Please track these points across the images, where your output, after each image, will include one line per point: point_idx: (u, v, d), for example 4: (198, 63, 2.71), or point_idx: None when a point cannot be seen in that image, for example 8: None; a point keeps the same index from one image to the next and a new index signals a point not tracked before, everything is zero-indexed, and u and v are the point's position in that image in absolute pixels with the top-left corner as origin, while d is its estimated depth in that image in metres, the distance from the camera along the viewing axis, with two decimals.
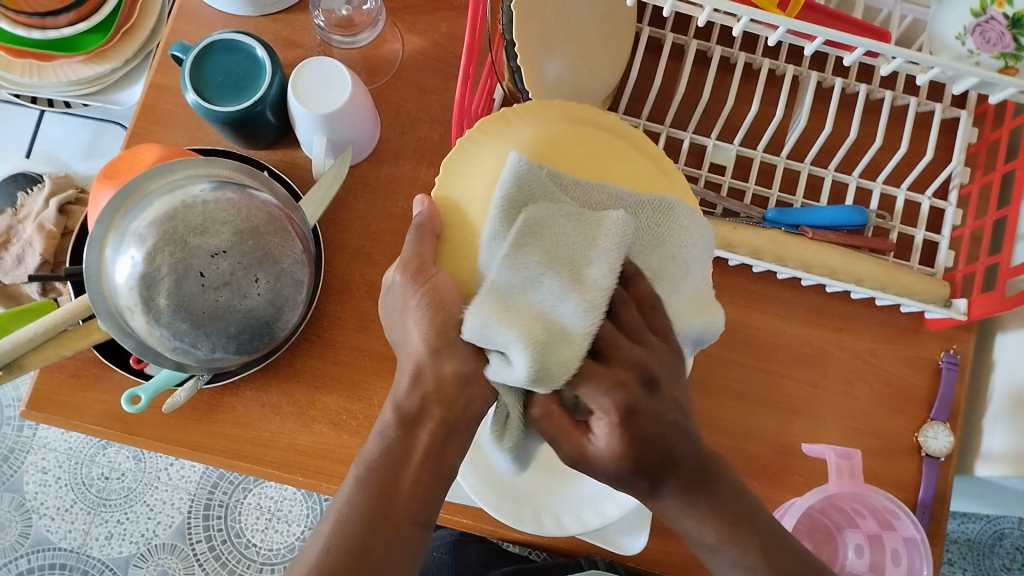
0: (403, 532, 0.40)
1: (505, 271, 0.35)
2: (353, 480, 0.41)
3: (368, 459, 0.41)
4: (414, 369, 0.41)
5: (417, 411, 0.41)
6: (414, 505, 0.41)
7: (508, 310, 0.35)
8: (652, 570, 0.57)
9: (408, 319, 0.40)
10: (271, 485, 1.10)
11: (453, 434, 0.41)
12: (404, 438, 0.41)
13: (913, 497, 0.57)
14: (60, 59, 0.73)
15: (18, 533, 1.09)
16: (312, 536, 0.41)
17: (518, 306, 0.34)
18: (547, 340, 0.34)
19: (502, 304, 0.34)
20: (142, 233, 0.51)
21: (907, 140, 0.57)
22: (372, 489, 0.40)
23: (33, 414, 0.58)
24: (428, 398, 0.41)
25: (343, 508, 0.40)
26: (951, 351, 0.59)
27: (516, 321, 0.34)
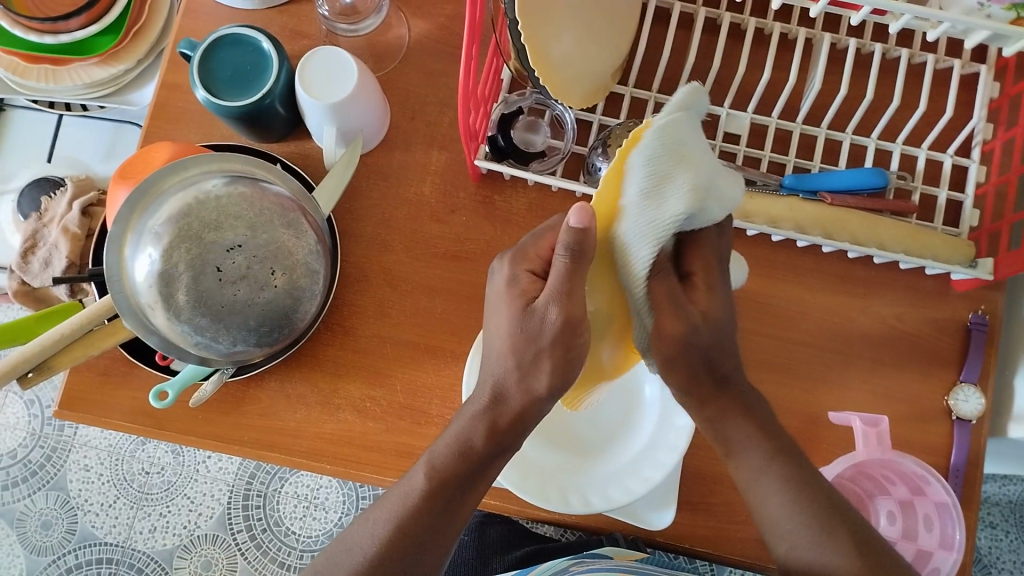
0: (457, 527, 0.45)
1: (674, 124, 0.38)
2: (421, 480, 0.45)
3: (446, 464, 0.44)
4: (502, 387, 0.43)
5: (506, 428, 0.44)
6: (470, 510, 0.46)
7: (683, 163, 0.38)
8: (681, 545, 0.57)
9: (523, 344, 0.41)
10: (307, 473, 1.12)
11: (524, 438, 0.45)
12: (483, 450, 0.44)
13: (945, 462, 0.57)
14: (74, 62, 0.74)
15: (64, 530, 1.11)
16: (363, 532, 0.45)
17: (687, 151, 0.38)
18: (708, 184, 0.38)
19: (676, 146, 0.38)
20: (158, 231, 0.51)
21: (926, 98, 0.56)
22: (439, 492, 0.44)
23: (65, 413, 0.59)
24: (520, 418, 0.44)
25: (405, 512, 0.44)
26: (980, 311, 0.58)
27: (689, 159, 0.38)
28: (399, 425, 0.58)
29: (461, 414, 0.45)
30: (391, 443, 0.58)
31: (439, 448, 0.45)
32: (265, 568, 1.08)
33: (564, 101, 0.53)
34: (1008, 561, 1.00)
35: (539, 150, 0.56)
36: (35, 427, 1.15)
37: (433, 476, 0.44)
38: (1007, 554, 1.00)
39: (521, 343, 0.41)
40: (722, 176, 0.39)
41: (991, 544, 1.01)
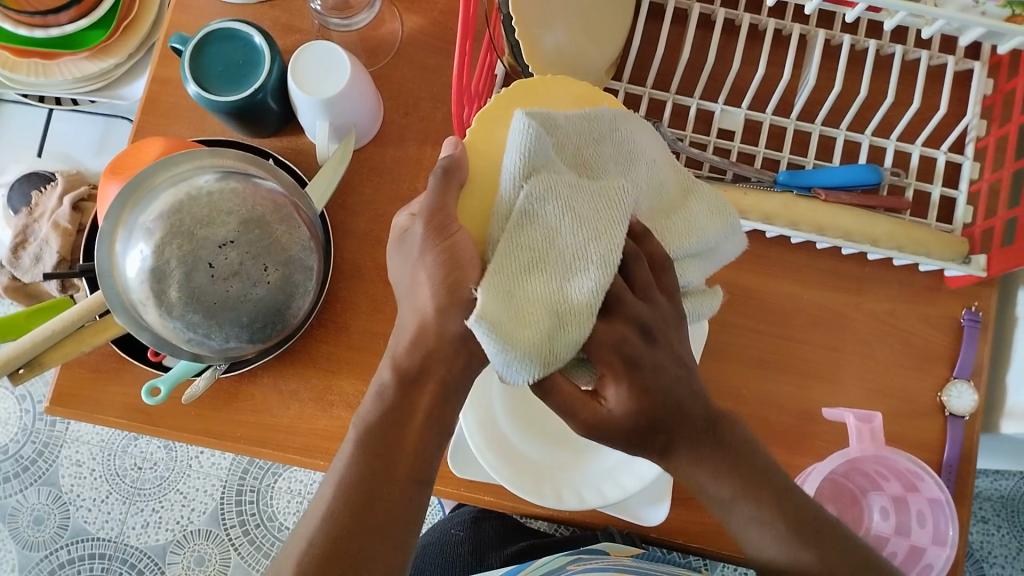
0: (404, 488, 0.41)
1: (492, 286, 0.35)
2: (351, 443, 0.41)
3: (368, 422, 0.41)
4: (417, 328, 0.40)
5: (417, 372, 0.41)
6: (414, 464, 0.42)
7: (520, 306, 0.36)
8: (675, 540, 0.57)
9: (420, 275, 0.40)
10: (300, 469, 1.11)
11: (452, 396, 0.41)
12: (405, 397, 0.41)
13: (937, 458, 0.57)
14: (64, 56, 0.74)
15: (57, 525, 1.11)
16: (308, 515, 0.42)
17: (522, 308, 0.36)
18: (551, 330, 0.36)
19: (501, 309, 0.35)
20: (149, 226, 0.51)
21: (920, 95, 0.55)
22: (373, 451, 0.41)
23: (57, 410, 0.59)
24: (429, 358, 0.40)
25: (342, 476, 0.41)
26: (973, 308, 0.58)
27: (521, 316, 0.35)
28: None
29: (378, 373, 0.42)
30: None
31: (364, 409, 0.42)
32: (258, 564, 1.08)
33: None
34: (999, 555, 1.01)
35: None
36: (26, 423, 1.15)
37: (357, 436, 0.41)
38: (999, 549, 1.01)
39: (415, 276, 0.40)
40: (569, 288, 0.36)
41: (983, 538, 1.01)
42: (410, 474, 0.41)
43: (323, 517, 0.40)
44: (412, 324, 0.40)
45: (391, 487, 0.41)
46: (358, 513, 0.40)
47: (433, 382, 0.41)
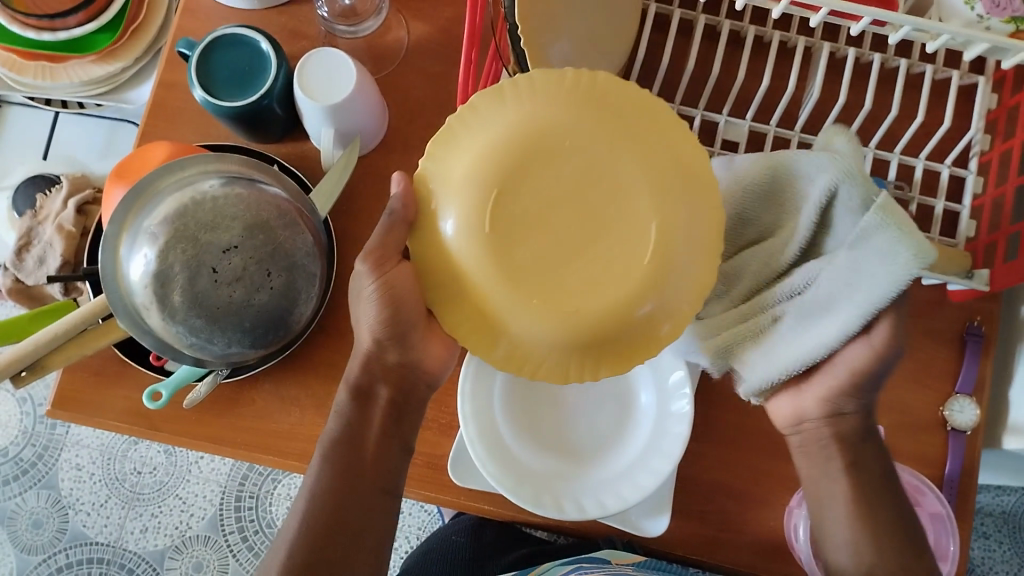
0: (375, 498, 0.50)
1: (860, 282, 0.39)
2: (318, 459, 0.50)
3: (331, 438, 0.50)
4: (362, 357, 0.50)
5: (366, 386, 0.50)
6: (378, 474, 0.50)
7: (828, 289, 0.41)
8: (675, 552, 0.57)
9: (359, 306, 0.48)
10: (299, 475, 1.11)
11: (400, 410, 0.51)
12: (359, 412, 0.50)
13: (939, 472, 0.57)
14: (70, 59, 0.74)
15: (55, 529, 1.11)
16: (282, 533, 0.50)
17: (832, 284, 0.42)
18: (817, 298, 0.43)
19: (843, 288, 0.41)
20: (153, 231, 0.51)
21: (924, 109, 0.55)
22: (340, 465, 0.49)
23: (57, 412, 0.58)
24: (379, 377, 0.50)
25: (311, 489, 0.49)
26: (976, 322, 0.58)
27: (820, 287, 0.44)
28: None
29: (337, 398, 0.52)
30: None
31: (327, 432, 0.51)
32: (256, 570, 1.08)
33: None
34: (1001, 571, 1.00)
35: None
36: (26, 426, 1.14)
37: (323, 448, 0.50)
38: (1000, 565, 1.00)
39: (358, 303, 0.48)
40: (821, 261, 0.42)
41: (983, 554, 1.01)
42: (377, 479, 0.50)
43: (302, 516, 0.48)
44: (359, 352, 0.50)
45: (362, 485, 0.50)
46: (333, 513, 0.48)
47: (382, 394, 0.51)
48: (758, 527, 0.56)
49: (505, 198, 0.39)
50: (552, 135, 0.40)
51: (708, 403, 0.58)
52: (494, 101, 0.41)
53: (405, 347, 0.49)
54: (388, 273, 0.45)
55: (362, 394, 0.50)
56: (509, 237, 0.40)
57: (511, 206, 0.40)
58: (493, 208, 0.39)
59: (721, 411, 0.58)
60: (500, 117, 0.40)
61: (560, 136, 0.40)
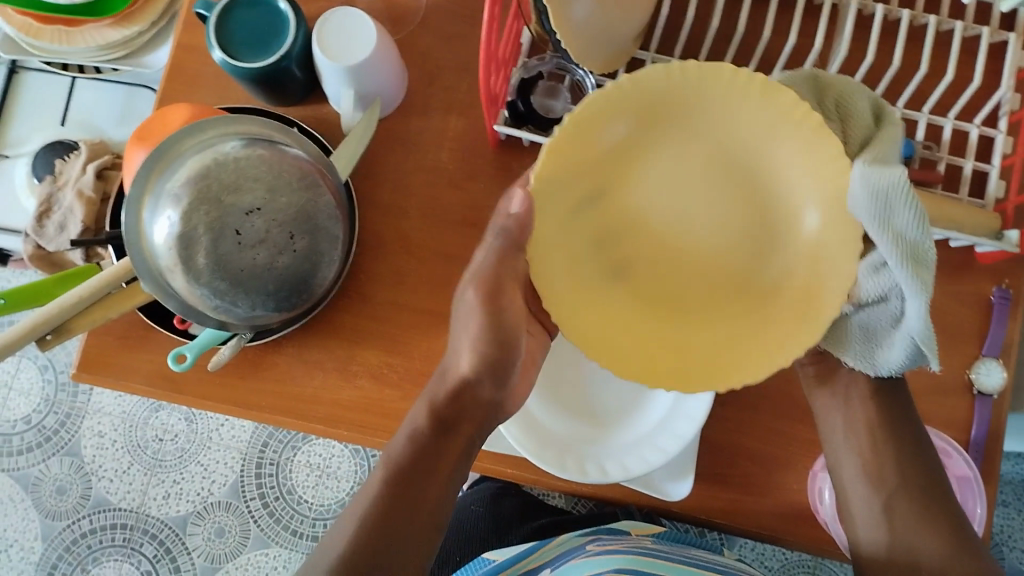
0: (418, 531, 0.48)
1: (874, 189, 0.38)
2: (382, 478, 0.48)
3: (398, 462, 0.48)
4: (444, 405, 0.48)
5: (450, 420, 0.49)
6: (433, 508, 0.48)
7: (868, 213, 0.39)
8: (696, 515, 0.57)
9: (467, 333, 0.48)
10: (320, 442, 1.12)
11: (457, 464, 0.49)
12: (437, 442, 0.48)
13: (963, 435, 0.56)
14: (87, 23, 0.74)
15: (79, 495, 1.12)
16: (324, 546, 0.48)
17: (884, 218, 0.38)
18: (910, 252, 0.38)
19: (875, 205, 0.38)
20: (176, 193, 0.51)
21: (954, 66, 0.55)
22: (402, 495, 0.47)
23: (82, 375, 0.59)
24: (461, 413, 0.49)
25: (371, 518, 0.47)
26: (1003, 285, 0.57)
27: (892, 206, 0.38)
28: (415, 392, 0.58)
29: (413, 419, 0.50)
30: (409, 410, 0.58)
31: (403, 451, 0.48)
32: (278, 536, 1.09)
33: (582, 62, 0.53)
34: (1020, 539, 1.00)
35: (558, 116, 0.56)
36: (48, 393, 1.16)
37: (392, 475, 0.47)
38: (1019, 533, 1.00)
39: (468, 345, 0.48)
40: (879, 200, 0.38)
41: (1003, 522, 1.01)
42: (429, 520, 0.48)
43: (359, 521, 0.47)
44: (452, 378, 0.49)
45: (418, 515, 0.48)
46: (384, 525, 0.47)
47: (464, 430, 0.49)
48: (781, 491, 0.56)
49: (633, 228, 0.46)
50: (751, 108, 0.42)
51: None
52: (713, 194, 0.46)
53: (499, 385, 0.49)
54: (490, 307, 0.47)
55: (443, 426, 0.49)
56: (699, 197, 0.46)
57: (651, 195, 0.46)
58: (715, 171, 0.45)
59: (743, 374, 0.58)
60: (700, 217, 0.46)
61: (639, 108, 0.43)
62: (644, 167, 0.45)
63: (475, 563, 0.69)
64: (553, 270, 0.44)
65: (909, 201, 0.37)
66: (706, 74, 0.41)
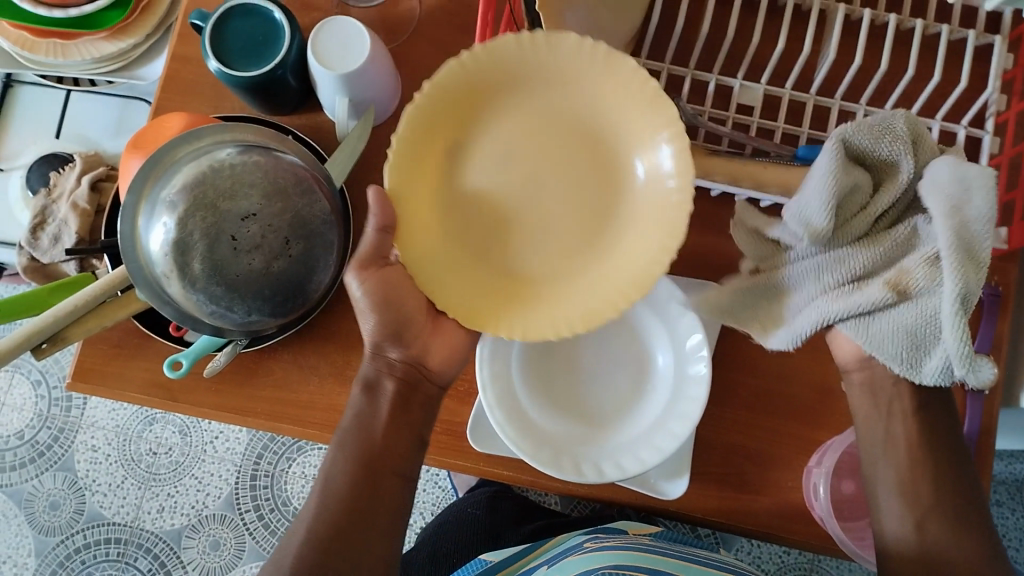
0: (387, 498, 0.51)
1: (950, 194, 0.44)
2: (336, 447, 0.52)
3: (344, 427, 0.52)
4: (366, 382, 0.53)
5: (374, 377, 0.53)
6: (396, 469, 0.51)
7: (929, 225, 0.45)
8: (694, 515, 0.57)
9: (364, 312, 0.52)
10: (314, 454, 1.11)
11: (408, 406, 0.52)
12: (369, 403, 0.52)
13: (957, 432, 0.57)
14: (82, 37, 0.74)
15: (72, 510, 1.12)
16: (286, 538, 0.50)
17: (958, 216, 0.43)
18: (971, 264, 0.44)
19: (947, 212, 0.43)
20: (172, 200, 0.51)
21: (940, 67, 0.55)
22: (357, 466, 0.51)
23: (78, 385, 0.59)
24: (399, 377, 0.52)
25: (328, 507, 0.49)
26: (994, 283, 0.57)
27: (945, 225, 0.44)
28: None
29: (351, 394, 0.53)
30: None
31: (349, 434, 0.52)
32: (273, 548, 1.08)
33: None
34: (1014, 540, 1.00)
35: None
36: (41, 408, 1.15)
37: (346, 450, 0.51)
38: (1013, 533, 1.01)
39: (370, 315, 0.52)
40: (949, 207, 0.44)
41: (998, 523, 1.01)
42: (392, 468, 0.51)
43: (326, 483, 0.50)
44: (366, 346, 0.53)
45: (384, 465, 0.51)
46: (355, 491, 0.50)
47: (389, 384, 0.52)
48: (777, 489, 0.57)
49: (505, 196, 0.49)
50: (569, 54, 0.47)
51: (725, 367, 0.58)
52: (503, 118, 0.49)
53: (405, 346, 0.52)
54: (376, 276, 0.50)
55: (371, 385, 0.52)
56: (541, 158, 0.49)
57: (488, 187, 0.50)
58: (554, 126, 0.49)
59: (738, 375, 0.58)
60: (479, 174, 0.49)
61: (454, 96, 0.48)
62: (485, 125, 0.49)
63: (471, 565, 0.69)
64: (477, 300, 0.48)
65: (987, 189, 0.43)
66: (546, 36, 0.46)
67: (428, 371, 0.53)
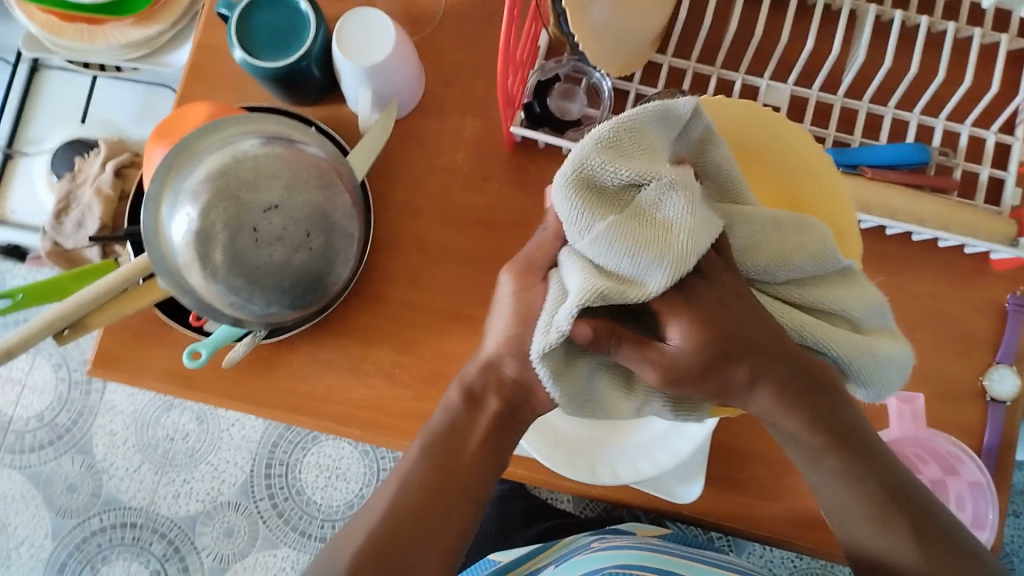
0: (455, 510, 0.47)
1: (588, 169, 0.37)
2: (418, 448, 0.48)
3: (434, 432, 0.48)
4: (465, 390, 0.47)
5: (479, 392, 0.47)
6: (471, 482, 0.47)
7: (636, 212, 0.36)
8: (708, 518, 0.56)
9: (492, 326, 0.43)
10: (329, 443, 1.12)
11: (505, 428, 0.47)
12: (468, 415, 0.47)
13: (977, 442, 0.56)
14: (109, 22, 0.75)
15: (90, 493, 1.13)
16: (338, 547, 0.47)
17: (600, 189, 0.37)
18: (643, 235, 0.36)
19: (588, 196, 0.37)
20: (195, 190, 0.52)
21: (972, 72, 0.54)
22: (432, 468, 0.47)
23: (98, 370, 0.59)
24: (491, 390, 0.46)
25: (390, 505, 0.47)
26: (1019, 292, 0.57)
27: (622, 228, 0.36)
28: (429, 391, 0.58)
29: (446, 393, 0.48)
30: (422, 409, 0.58)
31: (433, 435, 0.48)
32: (286, 536, 1.10)
33: (601, 65, 0.53)
34: None
35: (574, 118, 0.56)
36: (61, 391, 1.16)
37: (423, 446, 0.48)
38: None
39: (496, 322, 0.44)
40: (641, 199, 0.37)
41: (1014, 533, 1.00)
42: (464, 490, 0.47)
43: (399, 486, 0.47)
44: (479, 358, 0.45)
45: (455, 484, 0.47)
46: (428, 495, 0.47)
47: (492, 404, 0.46)
48: (793, 495, 0.56)
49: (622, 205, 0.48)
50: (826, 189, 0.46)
51: None
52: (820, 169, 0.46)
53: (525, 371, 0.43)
54: (530, 290, 0.41)
55: (473, 398, 0.47)
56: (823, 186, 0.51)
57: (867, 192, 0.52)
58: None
59: None
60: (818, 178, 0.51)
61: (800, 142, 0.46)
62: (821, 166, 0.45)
63: (480, 565, 0.69)
64: None
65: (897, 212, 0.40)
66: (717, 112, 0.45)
67: (536, 398, 0.45)
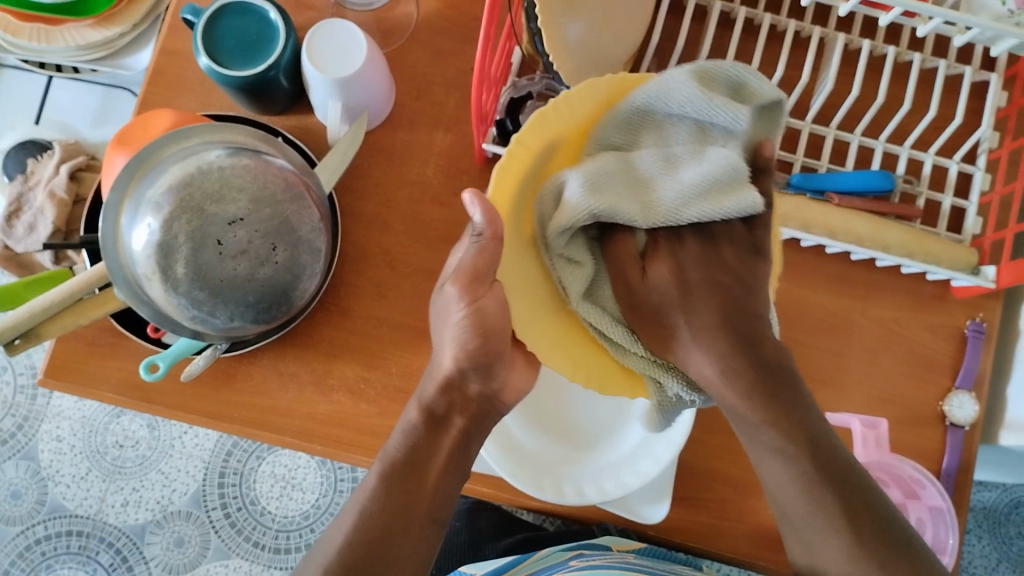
0: (418, 531, 0.46)
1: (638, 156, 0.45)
2: (376, 476, 0.46)
3: (395, 458, 0.47)
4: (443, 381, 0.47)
5: (442, 413, 0.48)
6: (431, 506, 0.46)
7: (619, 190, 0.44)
8: (672, 538, 0.57)
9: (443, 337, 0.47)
10: (285, 453, 1.10)
11: (471, 443, 0.48)
12: (430, 438, 0.47)
13: (935, 466, 0.57)
14: (68, 22, 0.72)
15: (34, 500, 1.09)
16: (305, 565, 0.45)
17: (631, 174, 0.45)
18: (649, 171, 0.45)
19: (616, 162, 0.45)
20: (157, 200, 0.50)
21: (937, 103, 0.55)
22: (391, 485, 0.46)
23: (49, 381, 0.57)
24: (453, 405, 0.48)
25: (344, 538, 0.44)
26: (978, 319, 0.58)
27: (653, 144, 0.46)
28: (393, 408, 0.57)
29: (406, 412, 0.49)
30: (386, 427, 0.57)
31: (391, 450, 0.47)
32: (238, 547, 1.07)
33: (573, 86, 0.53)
34: (978, 566, 1.02)
35: None
36: (6, 396, 1.12)
37: (382, 468, 0.46)
38: (978, 559, 1.02)
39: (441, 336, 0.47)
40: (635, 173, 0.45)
41: (965, 549, 1.02)
42: (426, 514, 0.46)
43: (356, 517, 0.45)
44: (438, 376, 0.47)
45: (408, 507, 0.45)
46: (385, 520, 0.45)
47: (457, 422, 0.48)
48: (755, 516, 0.57)
49: None
50: None
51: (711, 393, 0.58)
52: None
53: (488, 377, 0.48)
54: (480, 300, 0.44)
55: (437, 421, 0.47)
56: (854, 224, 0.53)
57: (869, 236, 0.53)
58: None
59: None
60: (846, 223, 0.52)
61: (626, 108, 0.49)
62: None
63: None
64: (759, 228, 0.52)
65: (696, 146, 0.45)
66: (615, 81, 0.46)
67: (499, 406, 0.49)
